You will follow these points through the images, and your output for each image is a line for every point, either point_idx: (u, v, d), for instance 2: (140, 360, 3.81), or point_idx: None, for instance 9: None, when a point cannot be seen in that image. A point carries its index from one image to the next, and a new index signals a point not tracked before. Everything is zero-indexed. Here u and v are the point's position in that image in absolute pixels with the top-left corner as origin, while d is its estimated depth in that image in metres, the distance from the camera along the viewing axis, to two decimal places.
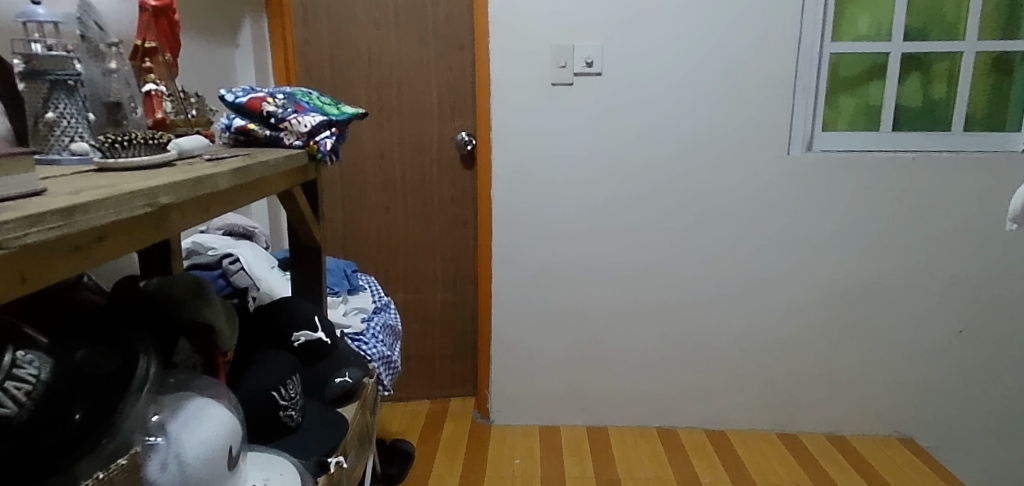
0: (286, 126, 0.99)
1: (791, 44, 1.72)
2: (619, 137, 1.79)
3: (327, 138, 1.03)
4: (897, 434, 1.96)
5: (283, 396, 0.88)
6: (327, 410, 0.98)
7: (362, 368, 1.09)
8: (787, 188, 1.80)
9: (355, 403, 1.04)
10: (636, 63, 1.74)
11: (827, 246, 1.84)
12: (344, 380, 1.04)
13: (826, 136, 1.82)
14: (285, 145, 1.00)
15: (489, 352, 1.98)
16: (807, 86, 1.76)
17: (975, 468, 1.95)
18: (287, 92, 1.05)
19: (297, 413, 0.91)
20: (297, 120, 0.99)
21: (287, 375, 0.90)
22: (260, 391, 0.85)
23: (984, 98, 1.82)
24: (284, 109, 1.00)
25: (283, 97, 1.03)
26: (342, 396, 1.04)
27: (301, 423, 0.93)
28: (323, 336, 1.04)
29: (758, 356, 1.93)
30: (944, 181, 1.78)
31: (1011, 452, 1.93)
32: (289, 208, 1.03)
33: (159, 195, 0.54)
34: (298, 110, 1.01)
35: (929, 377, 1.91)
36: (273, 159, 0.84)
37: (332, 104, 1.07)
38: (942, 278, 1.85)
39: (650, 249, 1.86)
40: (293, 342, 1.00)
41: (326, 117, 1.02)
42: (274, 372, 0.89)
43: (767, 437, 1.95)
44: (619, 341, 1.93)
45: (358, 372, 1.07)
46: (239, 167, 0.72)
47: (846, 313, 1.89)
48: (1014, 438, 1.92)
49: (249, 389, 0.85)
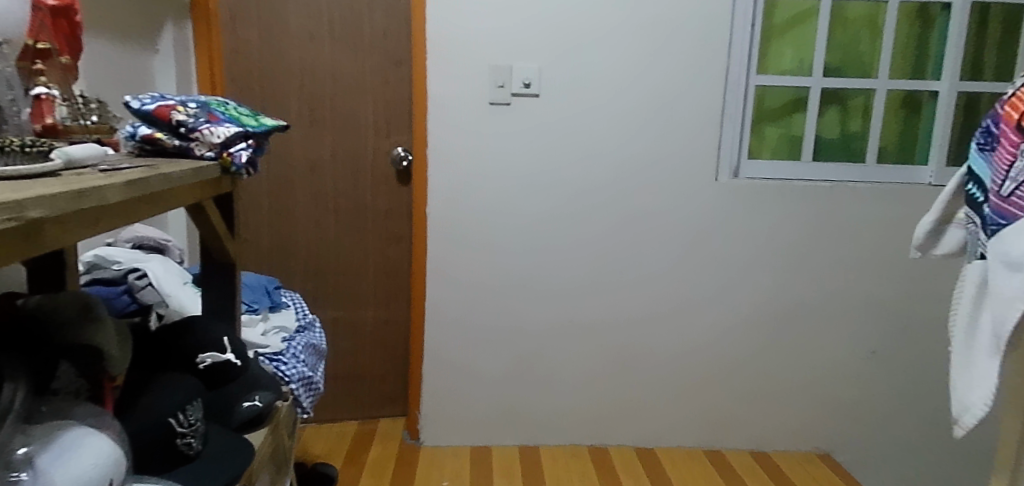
0: (197, 137, 0.95)
1: (721, 75, 1.79)
2: (557, 158, 1.81)
3: (242, 151, 0.99)
4: (816, 451, 2.04)
5: (181, 423, 0.83)
6: (230, 437, 0.92)
7: (273, 392, 1.05)
8: (715, 213, 1.87)
9: (264, 426, 1.02)
10: (573, 85, 1.77)
11: (752, 269, 1.91)
12: (254, 403, 0.99)
13: (751, 164, 1.91)
14: (196, 157, 0.95)
15: (421, 373, 1.94)
16: (735, 115, 1.84)
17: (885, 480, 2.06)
18: (201, 101, 1.01)
19: (197, 441, 0.86)
20: (210, 130, 0.95)
21: (187, 401, 0.85)
22: (153, 418, 0.80)
23: (895, 134, 1.97)
24: (195, 118, 0.96)
25: (196, 106, 0.99)
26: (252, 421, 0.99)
27: (200, 451, 0.87)
28: (232, 357, 0.99)
29: (685, 375, 1.97)
30: (859, 211, 1.89)
31: (914, 464, 2.05)
32: (198, 221, 0.97)
33: (29, 208, 0.49)
34: (211, 120, 0.97)
35: (847, 395, 2.00)
36: (178, 170, 0.80)
37: (250, 116, 1.05)
38: (856, 301, 1.95)
39: (584, 270, 1.88)
40: (198, 364, 0.95)
41: (242, 129, 0.99)
42: (172, 397, 0.84)
43: (695, 454, 1.99)
44: (554, 360, 1.94)
45: (269, 395, 1.02)
46: (135, 180, 0.67)
47: (768, 334, 1.96)
48: (919, 451, 2.04)
49: (142, 417, 0.80)
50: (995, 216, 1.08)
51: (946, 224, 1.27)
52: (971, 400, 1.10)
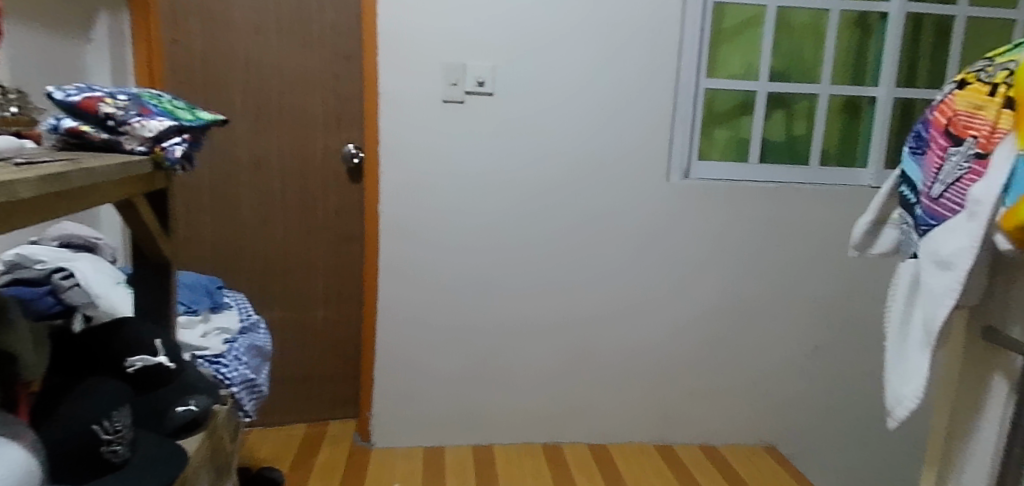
0: (127, 130, 0.91)
1: (672, 77, 1.83)
2: (512, 157, 1.81)
3: (177, 145, 0.96)
4: (762, 444, 2.10)
5: (107, 430, 0.79)
6: (163, 443, 0.89)
7: (210, 396, 1.03)
8: (665, 213, 1.90)
9: (198, 433, 0.98)
10: (527, 84, 1.77)
11: (701, 268, 1.96)
12: (188, 408, 0.96)
13: (701, 165, 1.96)
14: (126, 151, 0.92)
15: (372, 373, 1.91)
16: (686, 117, 1.88)
17: (826, 469, 2.15)
18: (131, 93, 0.97)
19: (124, 448, 0.82)
20: (141, 123, 0.91)
21: (113, 407, 0.82)
22: (76, 424, 0.77)
23: (837, 137, 2.06)
24: (125, 111, 0.92)
25: (126, 99, 0.95)
26: (185, 426, 0.96)
27: (129, 459, 0.83)
28: (164, 360, 0.96)
29: (637, 372, 2.00)
30: (803, 211, 1.95)
31: (854, 453, 2.14)
32: (126, 217, 0.94)
33: None
34: (142, 113, 0.93)
35: (791, 389, 2.07)
36: (103, 164, 0.76)
37: (185, 109, 1.02)
38: (800, 299, 2.01)
39: (537, 270, 1.89)
40: (125, 369, 0.91)
41: (176, 123, 0.95)
42: (96, 403, 0.81)
43: (647, 449, 2.03)
44: (507, 359, 1.94)
45: (205, 399, 1.00)
46: (49, 174, 0.63)
47: (716, 331, 2.01)
48: (858, 442, 2.13)
49: (64, 424, 0.76)
50: (927, 217, 1.13)
51: (881, 224, 1.32)
52: (904, 392, 1.14)
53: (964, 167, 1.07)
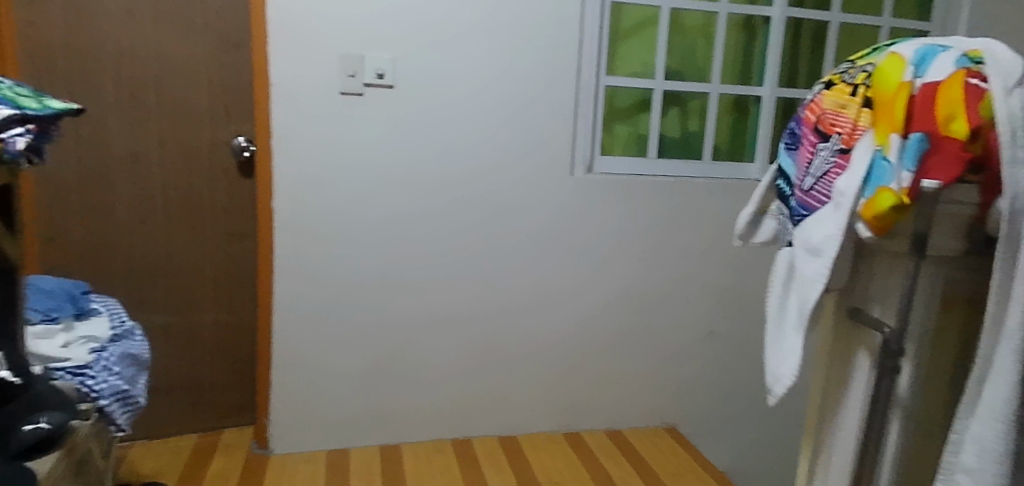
0: None
1: (574, 73, 1.86)
2: (415, 151, 1.79)
3: (20, 136, 0.87)
4: (664, 425, 2.20)
5: None
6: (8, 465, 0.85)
7: (68, 412, 1.02)
8: (568, 206, 1.94)
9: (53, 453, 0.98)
10: (428, 77, 1.75)
11: (603, 260, 2.01)
12: (38, 426, 0.95)
13: (604, 160, 2.03)
14: None
15: (269, 377, 1.83)
16: (587, 113, 1.93)
17: (723, 446, 2.27)
18: None
19: None
20: None
21: None
22: None
23: (727, 135, 2.19)
24: None
25: None
26: (36, 444, 0.95)
27: None
28: (9, 375, 0.96)
29: (544, 364, 2.04)
30: (698, 203, 2.05)
31: (747, 430, 2.27)
32: None
33: None
34: None
35: (689, 373, 2.18)
36: None
37: (31, 96, 0.93)
38: (696, 286, 2.11)
39: (442, 265, 1.88)
40: None
41: (17, 112, 0.87)
42: None
43: (555, 437, 2.07)
44: (413, 356, 1.92)
45: (60, 415, 0.99)
46: None
47: (619, 320, 2.07)
48: (751, 419, 2.26)
49: None
50: (800, 208, 1.22)
51: (762, 215, 1.41)
52: (781, 372, 1.23)
53: (830, 162, 1.17)
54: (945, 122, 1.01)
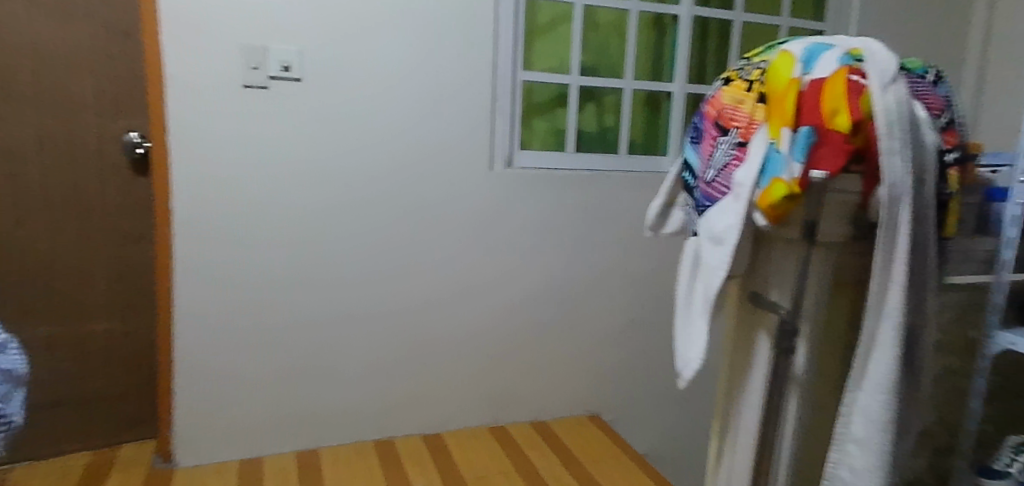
0: None
1: (490, 68, 1.87)
2: (327, 146, 1.74)
3: None
4: (588, 413, 2.23)
5: None
6: None
7: None
8: (486, 200, 1.94)
9: None
10: (338, 71, 1.71)
11: (523, 254, 2.02)
12: None
13: (523, 154, 2.04)
14: None
15: (171, 385, 1.73)
16: (505, 108, 1.94)
17: (647, 432, 2.32)
18: None
19: None
20: None
21: None
22: None
23: (640, 130, 2.25)
24: None
25: None
26: None
27: None
28: None
29: (466, 359, 2.03)
30: (615, 196, 2.09)
31: (670, 415, 2.32)
32: None
33: None
34: None
35: (611, 362, 2.21)
36: None
37: None
38: (616, 277, 2.15)
39: (358, 262, 1.84)
40: None
41: None
42: None
43: (480, 432, 2.07)
44: (330, 357, 1.87)
45: None
46: None
47: (541, 312, 2.09)
48: (674, 404, 2.32)
49: None
50: (703, 198, 1.28)
51: (671, 207, 1.46)
52: (689, 356, 1.28)
53: (730, 154, 1.23)
54: (830, 116, 1.10)
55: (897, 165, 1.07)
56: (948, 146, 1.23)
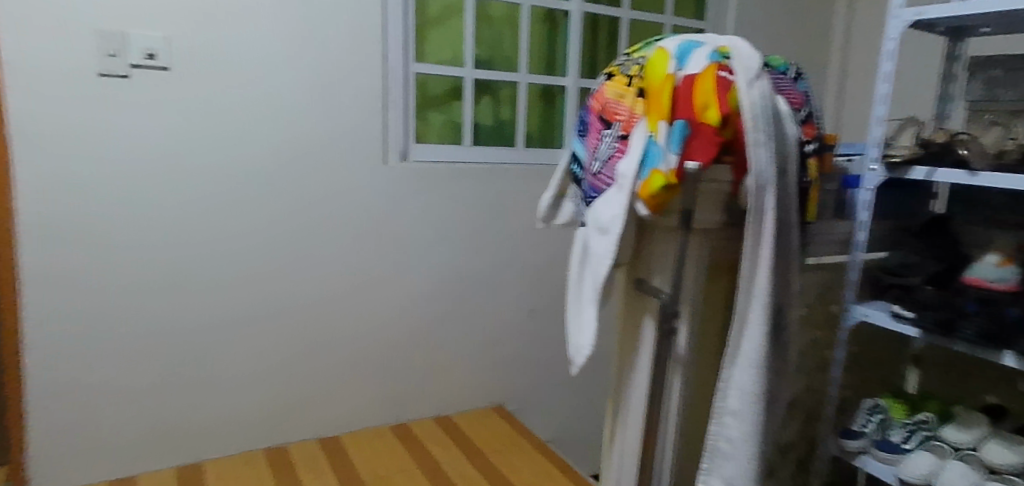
0: None
1: (378, 59, 1.82)
2: (201, 139, 1.63)
3: None
4: (492, 405, 2.24)
5: None
6: None
7: None
8: (378, 194, 1.90)
9: None
10: (211, 59, 1.61)
11: (420, 248, 2.00)
12: None
13: (418, 147, 2.02)
14: None
15: (24, 406, 1.58)
16: (397, 100, 1.91)
17: (552, 418, 2.36)
18: None
19: None
20: None
21: None
22: None
23: (536, 123, 2.27)
24: None
25: None
26: None
27: None
28: None
29: (362, 358, 1.98)
30: (513, 187, 2.10)
31: (574, 400, 2.38)
32: None
33: None
34: None
35: (514, 351, 2.23)
36: None
37: None
38: (516, 267, 2.16)
39: (240, 262, 1.75)
40: None
41: None
42: None
43: (380, 432, 2.03)
44: (212, 363, 1.77)
45: None
46: None
47: (440, 306, 2.07)
48: (576, 389, 2.37)
49: None
50: (590, 190, 1.32)
51: (560, 199, 1.49)
52: (580, 343, 1.32)
53: (613, 147, 1.28)
54: (702, 110, 1.16)
55: (762, 157, 1.15)
56: (807, 138, 1.34)
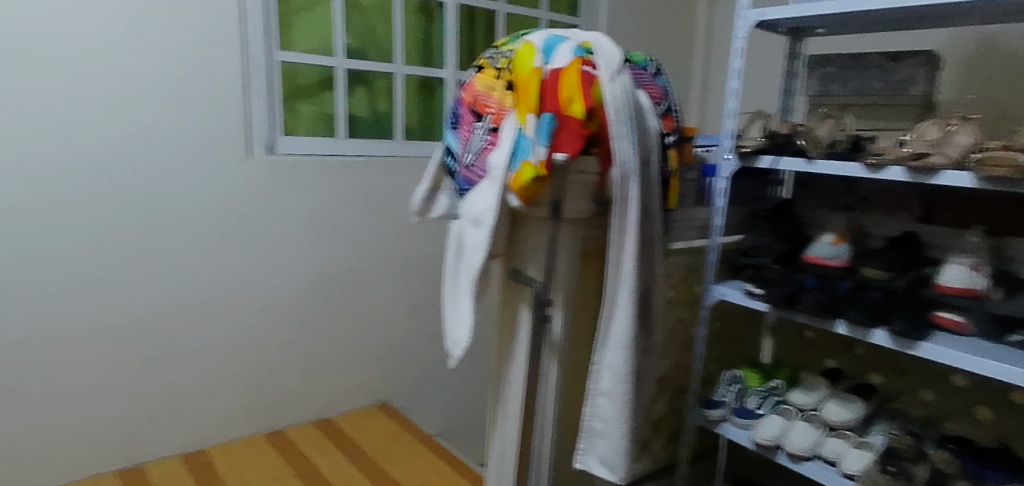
0: None
1: (235, 45, 1.71)
2: (20, 129, 1.48)
3: None
4: (377, 403, 2.19)
5: None
6: None
7: None
8: (241, 190, 1.79)
9: None
10: (27, 40, 1.45)
11: (291, 245, 1.91)
12: None
13: (287, 140, 1.91)
14: None
15: None
16: (259, 90, 1.80)
17: (441, 412, 2.34)
18: None
19: None
20: None
21: None
22: None
23: (416, 115, 2.21)
24: None
25: None
26: None
27: None
28: None
29: (230, 364, 1.87)
30: (391, 180, 2.05)
31: (462, 392, 2.37)
32: None
33: None
34: None
35: (398, 347, 2.19)
36: None
37: None
38: (396, 261, 2.12)
39: (78, 268, 1.60)
40: None
41: None
42: None
43: (253, 441, 1.93)
44: (48, 380, 1.61)
45: None
46: None
47: (316, 305, 1.99)
48: (464, 381, 2.36)
49: None
50: (464, 182, 1.32)
51: (437, 191, 1.45)
52: (458, 336, 1.32)
53: (485, 139, 1.29)
54: (568, 104, 1.20)
55: (626, 149, 1.21)
56: (667, 131, 1.43)
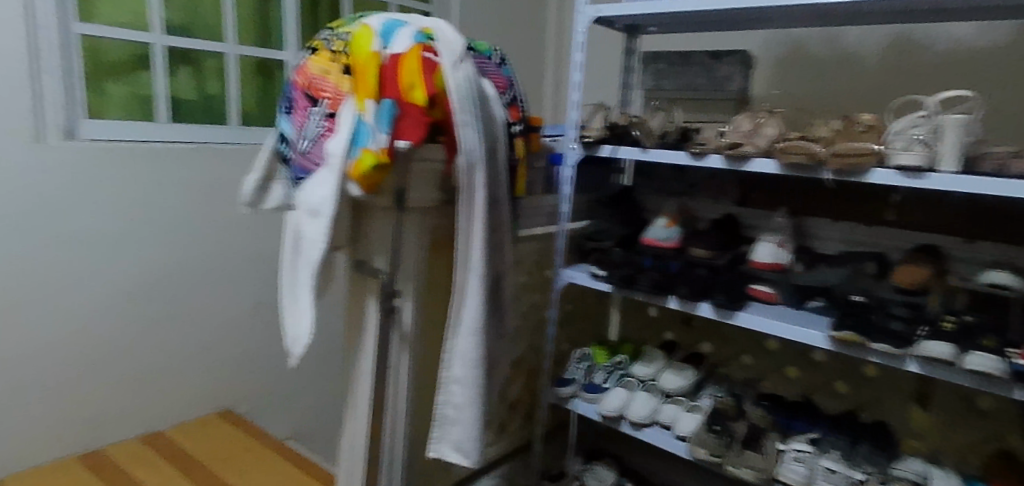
0: None
1: (19, 11, 1.48)
2: None
3: None
4: (219, 410, 2.02)
5: None
6: None
7: None
8: (36, 179, 1.55)
9: None
10: None
11: (105, 242, 1.69)
12: None
13: (92, 124, 1.69)
14: None
15: None
16: (52, 68, 1.58)
17: (292, 414, 2.21)
18: None
19: None
20: None
21: None
22: None
23: (253, 99, 2.05)
24: None
25: None
26: None
27: None
28: None
29: (31, 380, 1.63)
30: (225, 168, 1.88)
31: (315, 392, 2.26)
32: None
33: None
34: None
35: (241, 349, 2.03)
36: None
37: None
38: (235, 257, 1.95)
39: None
40: None
41: None
42: None
43: (64, 465, 1.70)
44: None
45: None
46: None
47: (139, 308, 1.79)
48: (318, 380, 2.25)
49: None
50: (300, 171, 1.24)
51: (270, 181, 1.36)
52: (298, 333, 1.25)
53: (321, 125, 1.22)
54: (409, 90, 1.17)
55: (470, 136, 1.21)
56: (513, 120, 1.45)
